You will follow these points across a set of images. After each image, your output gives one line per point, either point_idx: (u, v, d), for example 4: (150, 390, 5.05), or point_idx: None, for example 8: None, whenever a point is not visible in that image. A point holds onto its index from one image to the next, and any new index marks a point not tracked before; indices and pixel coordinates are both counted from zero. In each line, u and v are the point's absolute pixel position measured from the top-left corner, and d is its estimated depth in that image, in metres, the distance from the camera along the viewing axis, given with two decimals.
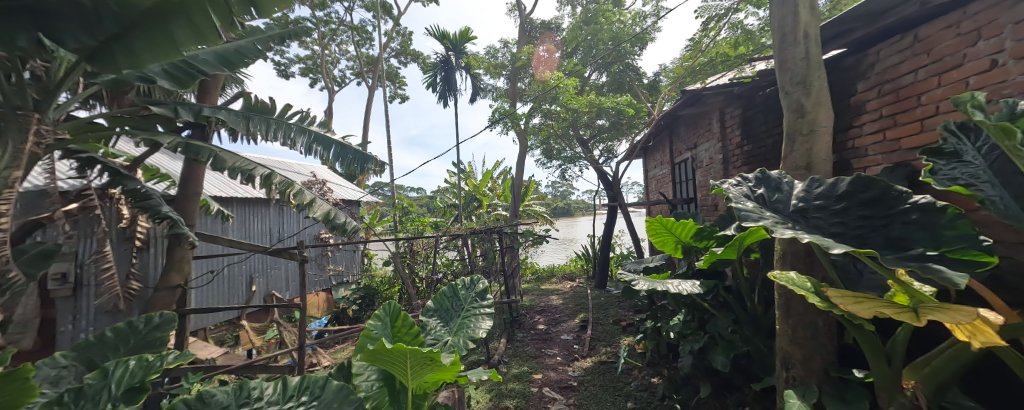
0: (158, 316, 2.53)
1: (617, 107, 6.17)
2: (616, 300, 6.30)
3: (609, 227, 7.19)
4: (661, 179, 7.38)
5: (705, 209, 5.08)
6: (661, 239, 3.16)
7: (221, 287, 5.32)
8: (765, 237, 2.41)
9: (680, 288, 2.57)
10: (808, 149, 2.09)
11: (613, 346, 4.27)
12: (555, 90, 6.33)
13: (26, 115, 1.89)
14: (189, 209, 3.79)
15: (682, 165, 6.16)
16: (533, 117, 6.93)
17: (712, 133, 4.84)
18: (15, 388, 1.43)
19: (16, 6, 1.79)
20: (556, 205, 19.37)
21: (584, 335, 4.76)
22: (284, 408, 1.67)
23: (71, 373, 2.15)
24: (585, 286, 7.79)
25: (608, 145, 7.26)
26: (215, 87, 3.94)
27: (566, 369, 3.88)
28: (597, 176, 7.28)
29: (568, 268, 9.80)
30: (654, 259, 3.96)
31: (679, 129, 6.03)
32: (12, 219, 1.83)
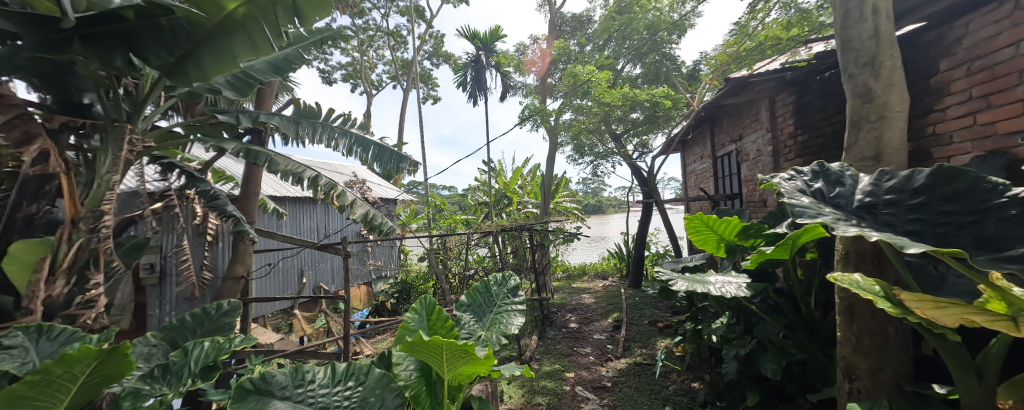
0: (227, 304, 2.79)
1: (652, 100, 6.00)
2: (652, 300, 6.15)
3: (644, 225, 7.01)
4: (701, 174, 7.07)
5: (752, 206, 4.83)
6: (702, 237, 3.06)
7: (276, 280, 5.78)
8: (822, 235, 2.27)
9: (724, 289, 2.46)
10: (877, 136, 1.95)
11: (649, 348, 4.19)
12: (587, 84, 6.26)
13: (121, 127, 2.17)
14: (249, 207, 4.16)
15: (725, 159, 5.89)
16: (564, 113, 6.91)
17: (761, 123, 4.58)
18: (118, 362, 1.67)
19: (110, 31, 2.00)
20: (588, 203, 19.08)
21: (618, 336, 4.69)
22: (333, 391, 1.82)
23: (159, 351, 2.45)
24: (619, 285, 7.66)
25: (642, 140, 7.06)
26: (270, 94, 4.28)
27: (600, 369, 3.86)
28: (631, 172, 7.12)
29: (600, 266, 9.66)
30: (694, 259, 3.83)
31: (723, 120, 5.75)
32: (112, 217, 2.11)
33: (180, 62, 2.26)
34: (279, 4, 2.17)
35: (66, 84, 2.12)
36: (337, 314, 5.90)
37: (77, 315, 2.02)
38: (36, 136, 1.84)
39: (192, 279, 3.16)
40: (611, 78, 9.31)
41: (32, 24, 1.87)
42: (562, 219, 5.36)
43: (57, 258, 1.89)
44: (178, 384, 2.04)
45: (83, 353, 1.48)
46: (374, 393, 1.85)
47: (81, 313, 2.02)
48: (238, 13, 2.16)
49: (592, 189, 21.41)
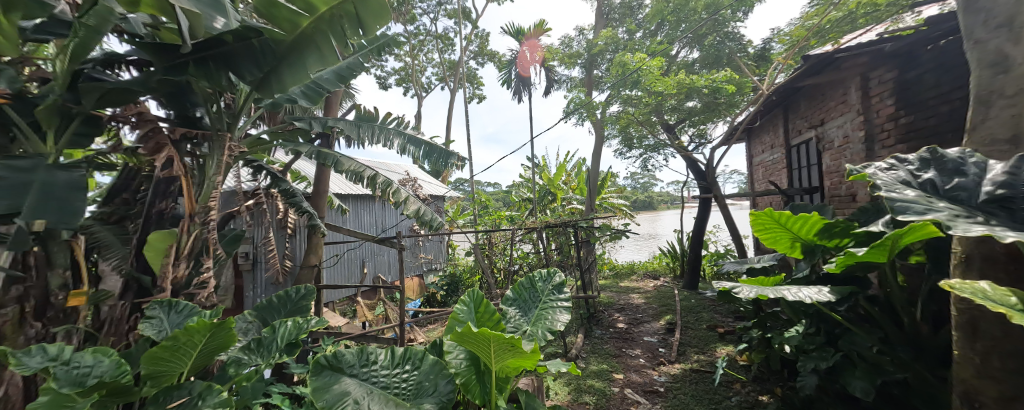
0: (303, 289, 3.11)
1: (711, 87, 5.63)
2: (710, 303, 5.82)
3: (701, 222, 6.64)
4: (771, 166, 6.49)
5: (836, 201, 4.44)
6: (773, 236, 2.83)
7: (341, 270, 6.36)
8: (934, 234, 1.97)
9: (801, 295, 2.27)
10: (1014, 114, 1.63)
11: (708, 354, 3.99)
12: (638, 73, 6.00)
13: (222, 136, 2.52)
14: (320, 204, 4.63)
15: (802, 148, 5.40)
16: (612, 105, 6.73)
17: (848, 105, 4.11)
18: (222, 333, 1.96)
19: (213, 55, 2.33)
20: (637, 199, 18.38)
21: (672, 339, 4.53)
22: (393, 373, 2.02)
23: (254, 327, 2.85)
24: (672, 286, 7.34)
25: (699, 130, 6.68)
26: (336, 100, 4.71)
27: (651, 373, 3.78)
28: (686, 165, 6.76)
29: (650, 265, 9.31)
30: (762, 259, 3.55)
31: (800, 105, 5.23)
32: (217, 213, 2.45)
33: (266, 77, 2.55)
34: (344, 17, 2.45)
35: (184, 100, 2.50)
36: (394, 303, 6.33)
37: (195, 293, 2.41)
38: (162, 147, 2.19)
39: (278, 267, 3.62)
40: (665, 64, 8.81)
41: (162, 52, 2.24)
42: (609, 216, 5.23)
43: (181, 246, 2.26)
44: (269, 356, 2.37)
45: (198, 326, 1.79)
46: (428, 378, 2.01)
47: (197, 292, 2.40)
48: (310, 29, 2.45)
49: (642, 184, 20.61)
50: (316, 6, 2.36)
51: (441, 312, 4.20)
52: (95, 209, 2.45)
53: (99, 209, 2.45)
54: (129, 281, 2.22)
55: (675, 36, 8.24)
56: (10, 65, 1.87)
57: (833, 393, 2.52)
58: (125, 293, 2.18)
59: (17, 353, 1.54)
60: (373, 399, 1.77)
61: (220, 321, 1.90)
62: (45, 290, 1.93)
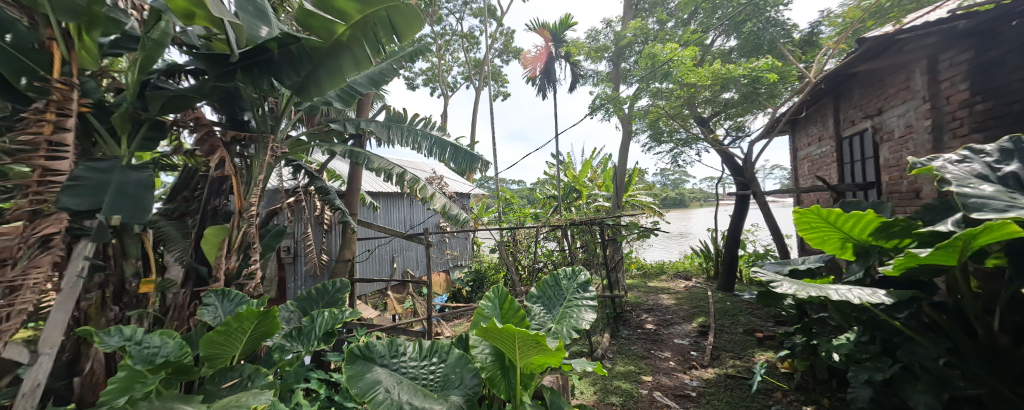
0: (338, 282, 3.27)
1: (749, 76, 5.31)
2: (747, 306, 5.59)
3: (738, 219, 6.38)
4: (819, 160, 6.09)
5: (897, 198, 4.13)
6: (820, 236, 2.66)
7: (373, 265, 6.66)
8: (1014, 237, 1.77)
9: (851, 296, 2.14)
10: None
11: (745, 360, 3.84)
12: (668, 65, 5.68)
13: (268, 138, 2.69)
14: (352, 201, 4.84)
15: (856, 141, 5.05)
16: (640, 98, 6.56)
17: (911, 91, 3.83)
18: (265, 320, 2.10)
19: (255, 63, 2.48)
20: (667, 197, 17.80)
21: (705, 343, 4.40)
22: (421, 365, 2.11)
23: (294, 317, 3.03)
24: (705, 287, 7.10)
25: (736, 123, 6.38)
26: (368, 103, 4.93)
27: (682, 377, 3.68)
28: (722, 160, 6.51)
29: (681, 265, 9.03)
30: (810, 261, 3.39)
31: (854, 93, 4.90)
32: (259, 209, 2.59)
33: (304, 81, 2.71)
34: (378, 24, 2.59)
35: (234, 105, 2.73)
36: (422, 297, 6.50)
37: (244, 284, 2.60)
38: (215, 148, 2.37)
39: (316, 260, 3.83)
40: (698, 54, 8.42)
41: (212, 62, 2.38)
42: (637, 214, 5.11)
43: (231, 240, 2.44)
44: (309, 344, 2.52)
45: (247, 313, 1.95)
46: (454, 371, 2.11)
47: (245, 283, 2.59)
48: (345, 36, 2.60)
49: (673, 181, 20.05)
50: (351, 15, 2.57)
51: (468, 308, 4.28)
52: (161, 206, 2.70)
53: (164, 206, 2.70)
54: (189, 271, 2.44)
55: (709, 24, 7.83)
56: (91, 77, 2.10)
57: (886, 406, 2.35)
58: (185, 282, 2.41)
59: (100, 333, 1.73)
60: (402, 389, 1.86)
61: (263, 309, 2.04)
62: (121, 278, 2.17)
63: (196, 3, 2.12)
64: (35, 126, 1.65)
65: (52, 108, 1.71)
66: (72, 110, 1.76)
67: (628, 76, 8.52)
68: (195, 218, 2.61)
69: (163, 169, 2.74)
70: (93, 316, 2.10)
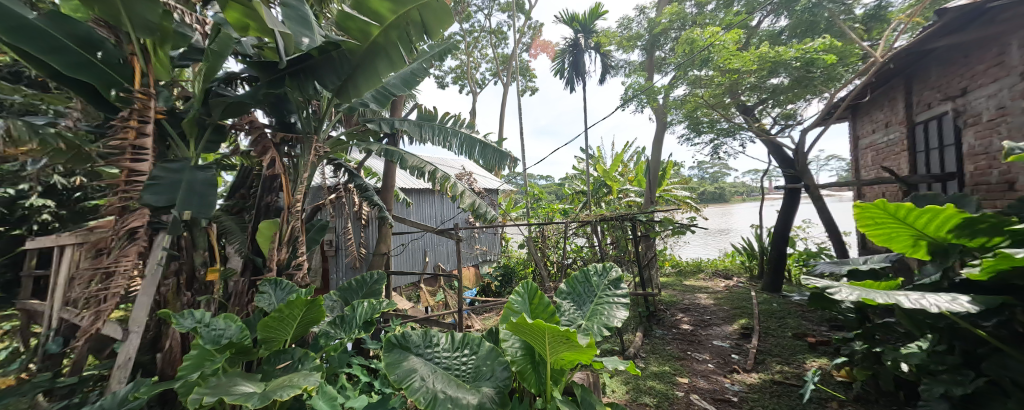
0: (375, 275, 3.43)
1: (802, 59, 4.87)
2: (796, 309, 5.26)
3: (787, 215, 6.01)
4: (885, 149, 5.53)
5: (988, 191, 3.71)
6: (885, 232, 2.45)
7: (406, 258, 6.91)
8: None
9: (925, 303, 1.93)
10: None
11: (794, 366, 3.62)
12: (709, 50, 5.49)
13: (312, 138, 2.87)
14: (388, 197, 5.05)
15: (931, 125, 4.60)
16: (676, 88, 6.29)
17: (1004, 66, 3.46)
18: (311, 309, 2.27)
19: (298, 68, 2.67)
20: (705, 191, 16.95)
21: (747, 346, 4.21)
22: (453, 355, 2.19)
23: (336, 305, 3.23)
24: (747, 288, 6.77)
25: (785, 111, 5.97)
26: (401, 103, 5.20)
27: (722, 380, 3.54)
28: (771, 150, 6.14)
29: (720, 264, 8.65)
30: (874, 262, 3.21)
31: (930, 73, 4.46)
32: (304, 205, 2.77)
33: (343, 84, 2.84)
34: (410, 24, 2.67)
35: (282, 108, 2.92)
36: (453, 291, 6.65)
37: (293, 274, 2.80)
38: (267, 149, 2.56)
39: (355, 253, 4.04)
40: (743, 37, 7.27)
41: (262, 69, 2.58)
42: (671, 209, 4.90)
43: (282, 234, 2.63)
44: (351, 331, 2.68)
45: (296, 301, 2.11)
46: (486, 363, 2.17)
47: (295, 273, 2.79)
48: (379, 37, 2.68)
49: (711, 174, 19.15)
50: (385, 16, 2.62)
51: (499, 302, 4.31)
52: (222, 202, 2.97)
53: (225, 202, 2.97)
54: (247, 262, 2.67)
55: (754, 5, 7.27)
56: (165, 87, 2.34)
57: None
58: (244, 271, 2.64)
59: (175, 315, 1.95)
60: (436, 378, 1.94)
61: (309, 298, 2.20)
62: (191, 267, 2.42)
63: (250, 14, 2.32)
64: (122, 132, 1.88)
65: (134, 115, 1.92)
66: (151, 117, 1.97)
67: (663, 65, 8.14)
68: (251, 213, 2.84)
69: (223, 169, 3.00)
70: (170, 300, 2.35)
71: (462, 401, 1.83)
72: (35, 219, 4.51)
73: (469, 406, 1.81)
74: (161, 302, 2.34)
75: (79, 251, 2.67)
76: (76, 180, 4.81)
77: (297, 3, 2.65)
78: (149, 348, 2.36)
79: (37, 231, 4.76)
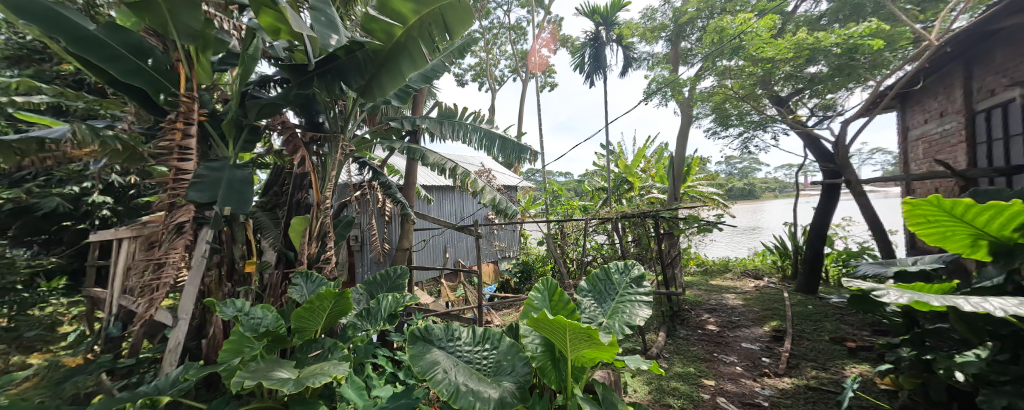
0: (397, 269, 3.53)
1: (844, 45, 4.56)
2: (833, 311, 5.03)
3: (824, 212, 5.74)
4: (940, 141, 5.09)
5: None
6: (939, 232, 2.27)
7: (426, 254, 7.07)
8: None
9: (988, 306, 1.81)
10: None
11: (831, 372, 3.46)
12: (740, 39, 5.14)
13: (340, 138, 2.98)
14: (410, 194, 5.17)
15: (996, 113, 4.26)
16: (703, 79, 6.09)
17: None
18: (340, 301, 2.36)
19: (327, 70, 2.77)
20: (733, 187, 16.28)
21: (779, 350, 4.05)
22: (475, 349, 2.24)
23: (362, 298, 3.35)
24: (778, 289, 6.51)
25: (824, 101, 5.67)
26: (422, 100, 5.31)
27: (751, 384, 3.43)
28: (807, 143, 5.90)
29: (748, 263, 8.36)
30: (925, 263, 3.04)
31: (995, 55, 4.15)
32: (332, 202, 2.88)
33: (367, 83, 2.90)
34: (433, 23, 2.70)
35: (311, 109, 3.04)
36: (474, 287, 6.73)
37: (322, 267, 2.93)
38: (298, 148, 2.68)
39: (379, 248, 4.17)
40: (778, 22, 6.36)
41: (294, 71, 2.69)
42: (697, 206, 4.75)
43: (312, 229, 2.76)
44: (376, 324, 2.78)
45: (326, 294, 2.21)
46: (506, 358, 2.21)
47: (324, 266, 2.92)
48: (402, 37, 2.74)
49: (740, 169, 18.36)
50: (407, 16, 2.67)
51: (520, 299, 4.32)
52: (257, 199, 3.13)
53: (261, 199, 3.13)
54: (280, 256, 2.81)
55: None
56: (206, 91, 2.50)
57: None
58: (278, 265, 2.77)
59: (218, 304, 2.08)
60: (459, 371, 1.99)
61: (339, 290, 2.29)
62: (231, 260, 2.57)
63: (281, 18, 2.42)
64: (169, 133, 2.02)
65: (180, 118, 2.07)
66: (195, 119, 2.10)
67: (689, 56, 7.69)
68: (284, 209, 2.99)
69: (258, 167, 3.16)
70: (213, 289, 2.53)
71: (483, 394, 1.87)
72: (97, 215, 4.96)
73: (490, 399, 1.85)
74: (205, 292, 2.51)
75: (134, 244, 2.90)
76: (130, 178, 5.22)
77: (323, 6, 2.74)
78: (195, 335, 2.54)
79: (98, 226, 5.22)
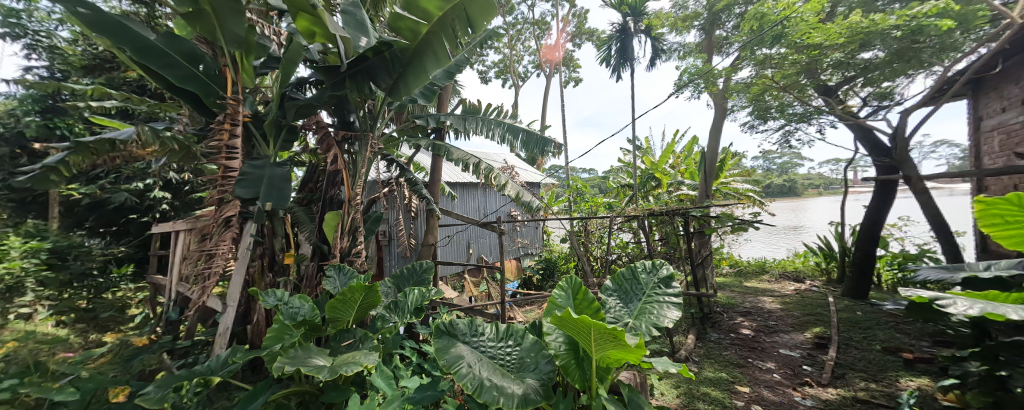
0: (422, 264, 3.63)
1: (905, 27, 4.21)
2: (886, 320, 4.70)
3: (879, 211, 5.36)
4: (1021, 131, 4.60)
5: None
6: (1016, 235, 2.11)
7: (451, 250, 7.22)
8: None
9: None
10: None
11: (883, 384, 3.24)
12: (783, 25, 4.80)
13: (369, 136, 3.09)
14: (435, 190, 5.28)
15: None
16: (741, 69, 5.77)
17: None
18: (370, 294, 2.46)
19: (357, 70, 2.86)
20: (769, 184, 15.42)
21: (822, 358, 3.84)
22: (498, 345, 2.29)
23: (389, 291, 3.47)
24: (823, 293, 6.16)
25: (880, 90, 5.14)
26: (447, 96, 5.41)
27: (792, 393, 3.28)
28: (859, 135, 5.53)
29: (788, 265, 7.97)
30: (1001, 268, 2.80)
31: None
32: (362, 198, 2.99)
33: (395, 83, 2.98)
34: (455, 20, 2.76)
35: (343, 108, 3.17)
36: (496, 283, 6.80)
37: (354, 260, 3.06)
38: (331, 147, 2.80)
39: (406, 243, 4.29)
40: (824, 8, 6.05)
41: (327, 72, 2.82)
42: (731, 203, 4.54)
43: (344, 224, 2.88)
44: (404, 316, 2.87)
45: (358, 286, 2.31)
46: (530, 356, 2.25)
47: (355, 259, 3.05)
48: (427, 35, 2.79)
49: (779, 165, 17.32)
50: (432, 13, 2.74)
51: (544, 296, 4.30)
52: (294, 195, 3.30)
53: (297, 195, 3.30)
54: (316, 249, 2.97)
55: None
56: (250, 94, 2.66)
57: None
58: (314, 258, 2.92)
59: (261, 294, 2.23)
60: (483, 365, 2.04)
61: (370, 284, 2.39)
62: (271, 253, 2.73)
63: (316, 22, 2.54)
64: (218, 134, 2.17)
65: (227, 120, 2.21)
66: (240, 121, 2.24)
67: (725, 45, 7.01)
68: (318, 205, 3.14)
69: (295, 165, 3.34)
70: (256, 279, 2.71)
71: (507, 389, 1.91)
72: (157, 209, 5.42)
73: (514, 396, 1.89)
74: (250, 281, 2.69)
75: (189, 237, 3.15)
76: (185, 175, 5.66)
77: (354, 8, 2.84)
78: (242, 321, 2.73)
79: (158, 219, 5.70)
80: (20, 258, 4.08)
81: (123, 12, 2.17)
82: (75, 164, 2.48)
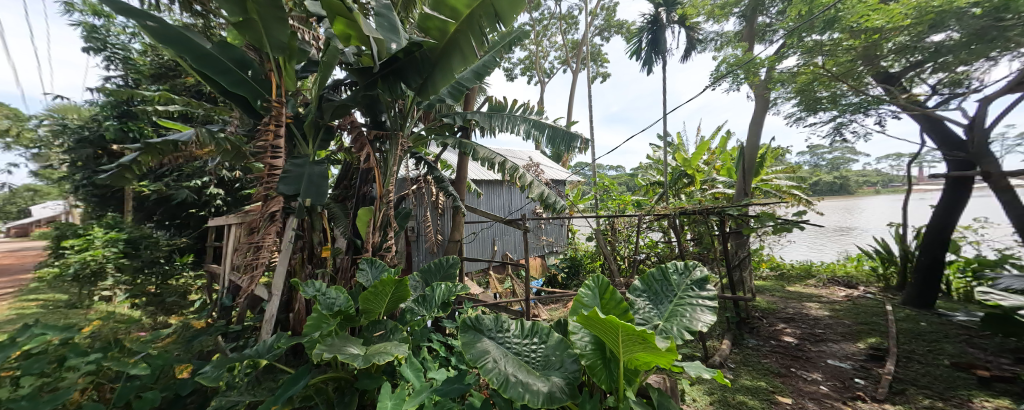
0: (447, 260, 3.71)
1: (987, 4, 3.70)
2: (956, 331, 4.30)
3: (951, 210, 4.90)
4: None
5: None
6: None
7: (476, 246, 7.32)
8: None
9: None
10: None
11: (951, 403, 2.99)
12: (836, 9, 4.55)
13: (399, 135, 3.18)
14: (461, 187, 5.35)
15: None
16: (785, 59, 5.43)
17: None
18: (398, 289, 2.54)
19: (388, 70, 2.97)
20: (814, 182, 14.44)
21: (878, 371, 3.60)
22: (523, 342, 2.33)
23: (417, 285, 3.60)
24: (878, 301, 5.76)
25: (954, 75, 4.48)
26: (473, 95, 5.48)
27: (839, 406, 3.10)
28: (925, 126, 5.12)
29: (836, 270, 7.49)
30: None
31: None
32: (392, 195, 3.08)
33: (424, 83, 3.07)
34: (481, 17, 2.78)
35: (375, 108, 3.28)
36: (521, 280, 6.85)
37: (383, 255, 3.18)
38: (363, 146, 2.92)
39: (434, 239, 4.39)
40: None
41: (362, 73, 2.94)
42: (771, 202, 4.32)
43: (375, 220, 3.00)
44: (431, 310, 2.95)
45: (388, 280, 2.41)
46: (554, 354, 2.27)
47: (386, 254, 3.16)
48: (455, 34, 2.83)
49: (829, 161, 16.11)
50: (460, 12, 2.78)
51: (569, 294, 4.25)
52: (331, 191, 3.47)
53: (333, 192, 3.46)
54: (349, 243, 3.10)
55: None
56: (291, 98, 2.82)
57: None
58: (347, 251, 3.07)
59: (300, 286, 2.37)
60: (508, 361, 2.08)
61: (398, 278, 2.48)
62: (309, 246, 2.89)
63: (351, 25, 2.65)
64: (264, 136, 2.33)
65: (272, 121, 2.36)
66: (283, 122, 2.39)
67: (766, 33, 6.58)
68: (352, 202, 3.29)
69: (332, 163, 3.51)
70: (297, 270, 2.90)
71: (531, 386, 1.94)
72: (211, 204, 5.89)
73: (539, 393, 1.92)
74: (291, 272, 2.87)
75: (239, 230, 3.40)
76: (235, 173, 6.08)
77: (386, 11, 2.93)
78: (284, 309, 2.92)
79: (214, 213, 6.16)
80: (102, 247, 4.54)
81: (183, 24, 2.37)
82: (145, 163, 2.75)
